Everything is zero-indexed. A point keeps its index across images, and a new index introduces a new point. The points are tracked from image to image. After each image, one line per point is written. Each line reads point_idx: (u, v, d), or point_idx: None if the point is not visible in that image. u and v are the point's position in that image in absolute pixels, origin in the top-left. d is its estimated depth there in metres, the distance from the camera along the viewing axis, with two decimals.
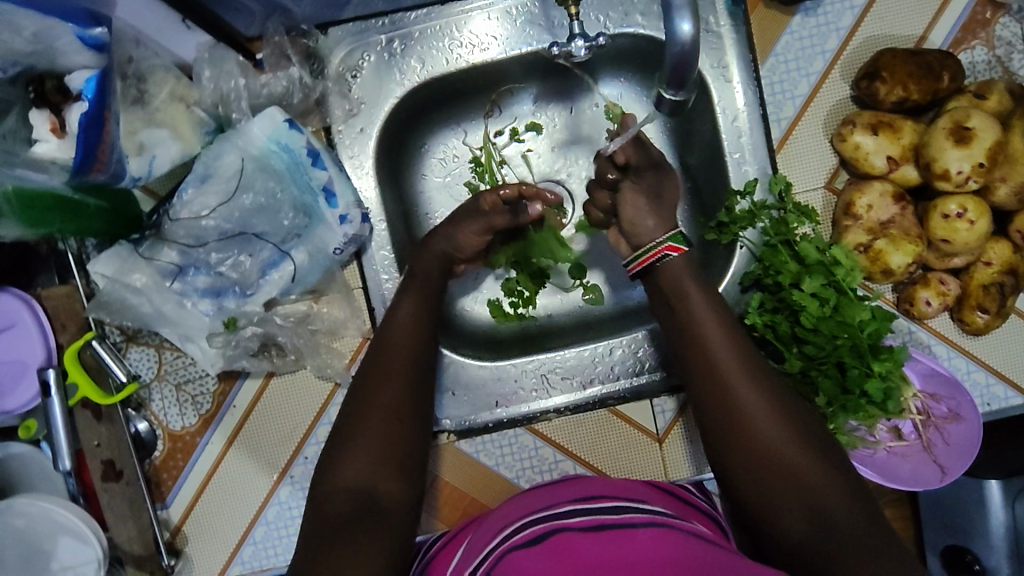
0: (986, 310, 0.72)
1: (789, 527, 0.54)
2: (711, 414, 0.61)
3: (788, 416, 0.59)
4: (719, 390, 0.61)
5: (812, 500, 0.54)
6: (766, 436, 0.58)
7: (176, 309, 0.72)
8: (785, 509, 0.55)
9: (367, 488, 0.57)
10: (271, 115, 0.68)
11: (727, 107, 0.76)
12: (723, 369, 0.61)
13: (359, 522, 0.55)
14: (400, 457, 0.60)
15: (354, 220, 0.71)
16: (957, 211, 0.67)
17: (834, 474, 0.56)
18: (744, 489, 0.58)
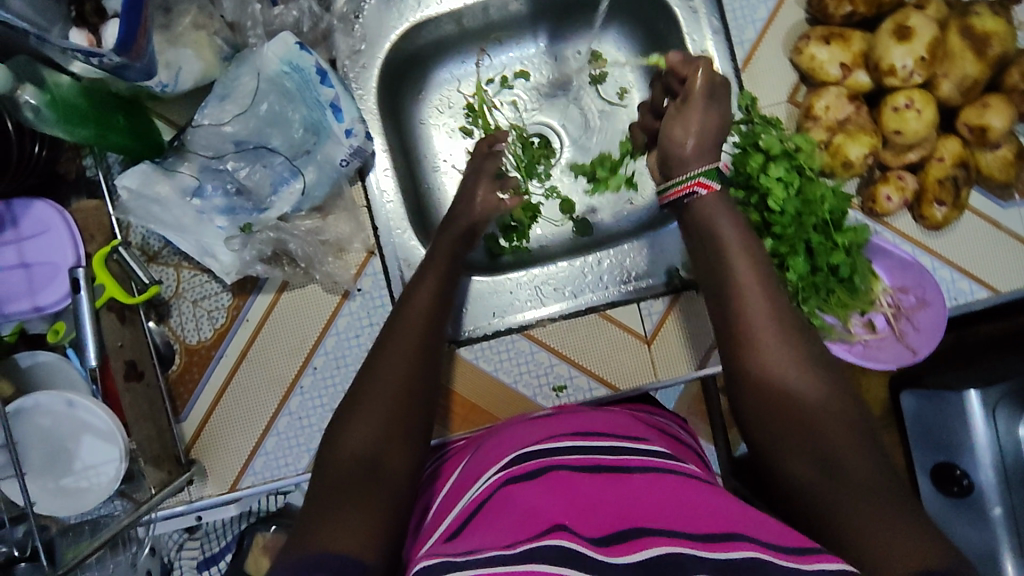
0: (942, 202, 0.78)
1: (794, 466, 0.52)
2: (727, 354, 0.58)
3: (802, 354, 0.56)
4: (736, 332, 0.58)
5: (821, 441, 0.52)
6: (780, 377, 0.55)
7: (194, 220, 0.79)
8: (794, 453, 0.53)
9: (372, 451, 0.55)
10: (283, 38, 0.75)
11: (694, 34, 0.84)
12: (743, 307, 0.58)
13: (360, 478, 0.53)
14: (411, 428, 0.59)
15: (359, 134, 0.78)
16: (905, 103, 0.74)
17: (846, 414, 0.53)
18: (753, 427, 0.56)
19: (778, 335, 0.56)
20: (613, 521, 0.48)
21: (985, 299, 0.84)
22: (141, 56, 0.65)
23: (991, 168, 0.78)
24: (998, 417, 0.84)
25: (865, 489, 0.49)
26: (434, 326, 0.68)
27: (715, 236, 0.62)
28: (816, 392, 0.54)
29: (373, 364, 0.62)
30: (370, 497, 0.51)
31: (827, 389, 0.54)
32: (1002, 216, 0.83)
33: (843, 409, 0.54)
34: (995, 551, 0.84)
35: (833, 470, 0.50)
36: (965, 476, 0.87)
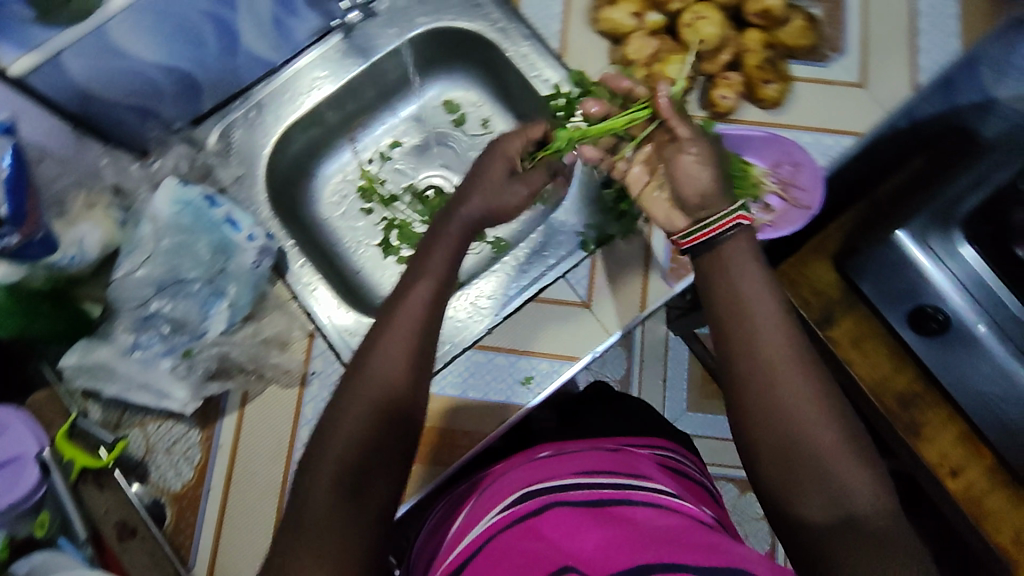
0: (769, 80, 0.88)
1: (810, 515, 0.54)
2: (745, 412, 0.58)
3: (825, 408, 0.56)
4: (759, 399, 0.57)
5: (841, 492, 0.54)
6: (807, 437, 0.55)
7: (140, 369, 0.82)
8: (809, 500, 0.55)
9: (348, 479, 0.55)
10: (167, 184, 0.84)
11: (512, 46, 0.97)
12: (767, 375, 0.57)
13: (342, 507, 0.54)
14: (392, 456, 0.57)
15: (260, 235, 0.84)
16: (694, 17, 0.87)
17: (861, 458, 0.55)
18: (771, 482, 0.56)
19: (805, 388, 0.56)
20: (621, 555, 0.56)
21: (854, 144, 0.91)
22: (38, 227, 0.74)
23: (795, 39, 0.89)
24: (940, 252, 1.01)
25: (878, 544, 0.52)
26: (430, 339, 0.61)
27: (722, 283, 0.60)
28: (834, 440, 0.55)
29: (356, 384, 0.59)
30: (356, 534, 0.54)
31: (848, 439, 0.56)
32: (829, 74, 0.93)
33: (863, 458, 0.55)
34: (1002, 368, 0.99)
35: (850, 522, 0.53)
36: (940, 312, 1.02)
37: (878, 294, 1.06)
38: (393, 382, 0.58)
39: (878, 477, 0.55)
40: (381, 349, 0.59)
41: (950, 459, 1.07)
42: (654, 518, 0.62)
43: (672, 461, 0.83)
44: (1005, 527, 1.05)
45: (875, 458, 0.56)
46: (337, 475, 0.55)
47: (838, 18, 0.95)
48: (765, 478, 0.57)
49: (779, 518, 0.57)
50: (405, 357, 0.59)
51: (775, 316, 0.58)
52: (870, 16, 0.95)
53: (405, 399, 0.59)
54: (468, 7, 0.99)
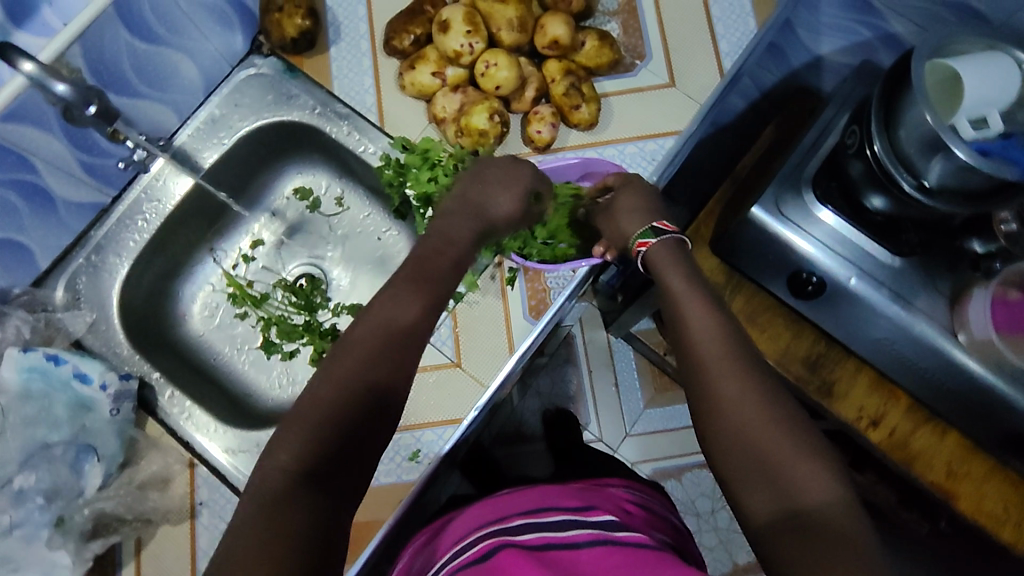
0: (576, 105, 0.90)
1: (756, 505, 0.59)
2: (700, 408, 0.64)
3: (778, 406, 0.62)
4: (710, 393, 0.63)
5: (788, 485, 0.58)
6: (756, 433, 0.60)
7: (23, 545, 0.81)
8: (754, 491, 0.59)
9: (306, 458, 0.56)
10: (9, 356, 0.84)
11: (334, 129, 0.98)
12: (712, 374, 0.64)
13: (313, 483, 0.55)
14: (368, 436, 0.60)
15: (113, 381, 0.85)
16: (486, 65, 0.89)
17: (818, 455, 0.59)
18: (724, 470, 0.61)
19: (742, 389, 0.62)
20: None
21: (677, 142, 0.92)
22: None
23: (591, 57, 0.92)
24: (792, 216, 1.00)
25: (824, 535, 0.55)
26: (410, 321, 0.66)
27: (664, 290, 0.71)
28: (790, 438, 0.60)
29: (338, 354, 0.63)
30: (307, 518, 0.53)
31: (797, 439, 0.60)
32: (637, 81, 0.95)
33: (819, 460, 0.59)
34: (885, 314, 0.97)
35: (796, 514, 0.56)
36: (813, 275, 1.00)
37: (757, 269, 1.08)
38: (365, 369, 0.62)
39: (832, 473, 0.58)
40: (368, 349, 0.63)
41: (867, 410, 1.07)
42: (596, 561, 0.69)
43: (635, 495, 0.89)
44: (936, 460, 1.05)
45: (834, 459, 0.60)
46: (294, 463, 0.56)
47: (634, 25, 0.97)
48: (721, 469, 0.62)
49: (733, 506, 0.61)
50: (379, 348, 0.63)
51: (715, 330, 0.66)
52: (664, 14, 0.97)
53: (384, 377, 0.62)
54: (284, 101, 1.00)
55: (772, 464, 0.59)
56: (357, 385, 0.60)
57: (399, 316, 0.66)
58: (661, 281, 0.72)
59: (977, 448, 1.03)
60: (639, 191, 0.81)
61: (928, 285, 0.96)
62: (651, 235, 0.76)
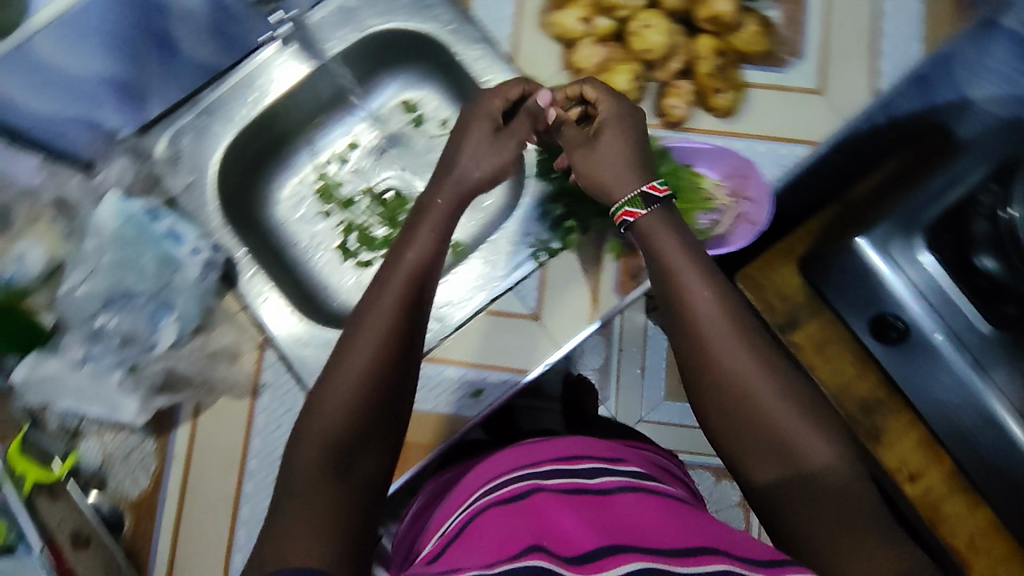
0: (720, 89, 0.86)
1: (761, 472, 0.60)
2: (699, 386, 0.62)
3: (776, 377, 0.60)
4: (709, 375, 0.61)
5: (795, 456, 0.58)
6: (761, 410, 0.59)
7: (91, 381, 0.84)
8: (759, 461, 0.60)
9: (339, 440, 0.58)
10: (109, 198, 0.85)
11: (463, 51, 0.95)
12: (711, 348, 0.61)
13: (342, 470, 0.58)
14: (391, 420, 0.62)
15: (206, 248, 0.86)
16: (642, 25, 0.84)
17: (820, 421, 0.60)
18: (727, 443, 0.62)
19: (755, 364, 0.60)
20: (592, 537, 0.59)
21: (809, 153, 0.89)
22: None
23: (747, 43, 0.86)
24: (900, 255, 1.01)
25: (835, 501, 0.56)
26: (423, 298, 0.65)
27: (653, 254, 0.66)
28: (791, 410, 0.59)
29: (353, 343, 0.62)
30: (342, 494, 0.58)
31: (798, 406, 0.59)
32: (785, 79, 0.90)
33: (818, 426, 0.59)
34: (960, 373, 1.00)
35: (807, 483, 0.57)
36: (900, 319, 1.01)
37: (842, 300, 1.05)
38: (383, 359, 0.61)
39: (830, 433, 0.59)
40: (387, 326, 0.62)
41: (908, 463, 1.06)
42: (631, 505, 0.65)
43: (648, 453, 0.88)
44: (961, 529, 1.04)
45: (832, 420, 0.61)
46: (324, 452, 0.58)
47: (797, 18, 0.92)
48: (723, 442, 0.62)
49: (736, 473, 0.63)
50: (396, 334, 0.62)
51: (712, 302, 0.62)
52: (830, 16, 0.92)
53: (402, 362, 0.62)
54: (420, 8, 0.97)
55: (781, 441, 0.59)
56: (377, 364, 0.60)
57: (414, 284, 0.65)
58: (654, 242, 0.66)
59: (1006, 528, 1.02)
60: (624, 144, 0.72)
61: (1011, 360, 0.97)
62: (639, 204, 0.67)
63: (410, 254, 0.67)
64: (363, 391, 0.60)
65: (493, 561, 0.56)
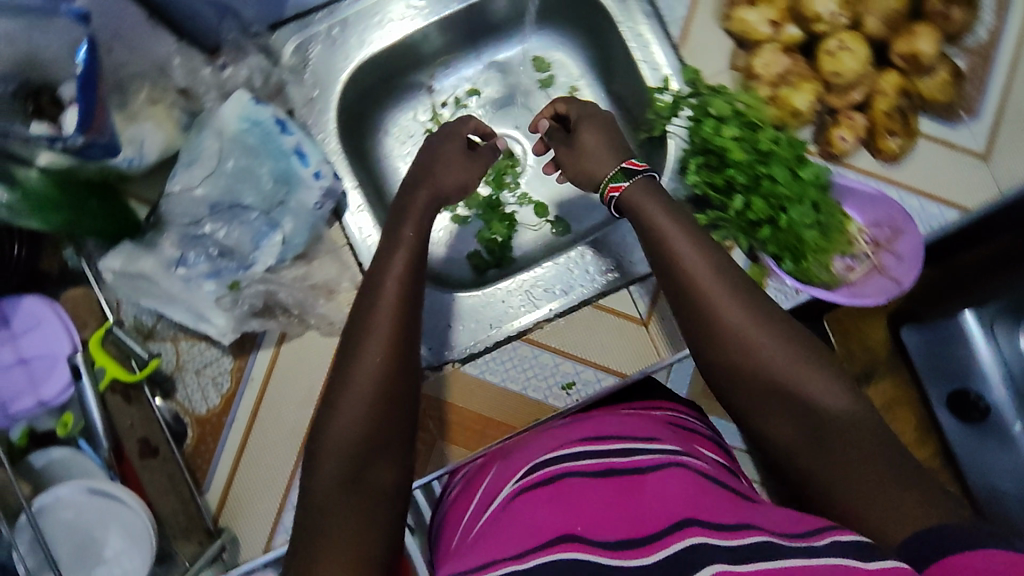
0: (894, 132, 0.81)
1: (777, 431, 0.62)
2: (701, 340, 0.65)
3: (774, 329, 0.63)
4: (708, 329, 0.64)
5: (801, 407, 0.60)
6: (762, 360, 0.62)
7: (181, 287, 0.79)
8: (773, 417, 0.62)
9: (353, 474, 0.59)
10: (238, 97, 0.78)
11: (627, 22, 0.87)
12: (710, 299, 0.64)
13: (349, 491, 0.58)
14: (395, 433, 0.62)
15: (327, 174, 0.80)
16: (838, 46, 0.77)
17: (823, 366, 0.62)
18: (735, 400, 0.64)
19: (773, 344, 0.62)
20: (620, 528, 0.52)
21: (958, 218, 0.86)
22: (102, 129, 0.67)
23: (932, 93, 0.81)
24: (999, 336, 1.00)
25: (864, 457, 0.57)
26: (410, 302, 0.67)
27: (648, 220, 0.71)
28: (791, 357, 0.61)
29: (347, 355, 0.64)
30: (363, 515, 0.57)
31: (798, 354, 0.62)
32: (954, 136, 0.86)
33: (821, 372, 0.61)
34: None
35: (818, 436, 0.59)
36: (982, 399, 1.01)
37: (929, 366, 1.03)
38: (376, 368, 0.62)
39: (834, 379, 0.61)
40: (384, 356, 0.63)
41: None
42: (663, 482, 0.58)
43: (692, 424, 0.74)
44: None
45: (847, 374, 0.62)
46: (336, 467, 0.59)
47: (981, 75, 0.87)
48: (735, 400, 0.64)
49: (755, 438, 0.64)
50: (386, 338, 0.64)
51: (702, 255, 0.67)
52: (1016, 81, 0.87)
53: (397, 372, 0.63)
54: None
55: (788, 394, 0.61)
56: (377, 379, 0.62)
57: (403, 312, 0.66)
58: (643, 207, 0.71)
59: None
60: (603, 127, 0.81)
61: None
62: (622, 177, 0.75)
63: (404, 248, 0.71)
64: (362, 402, 0.61)
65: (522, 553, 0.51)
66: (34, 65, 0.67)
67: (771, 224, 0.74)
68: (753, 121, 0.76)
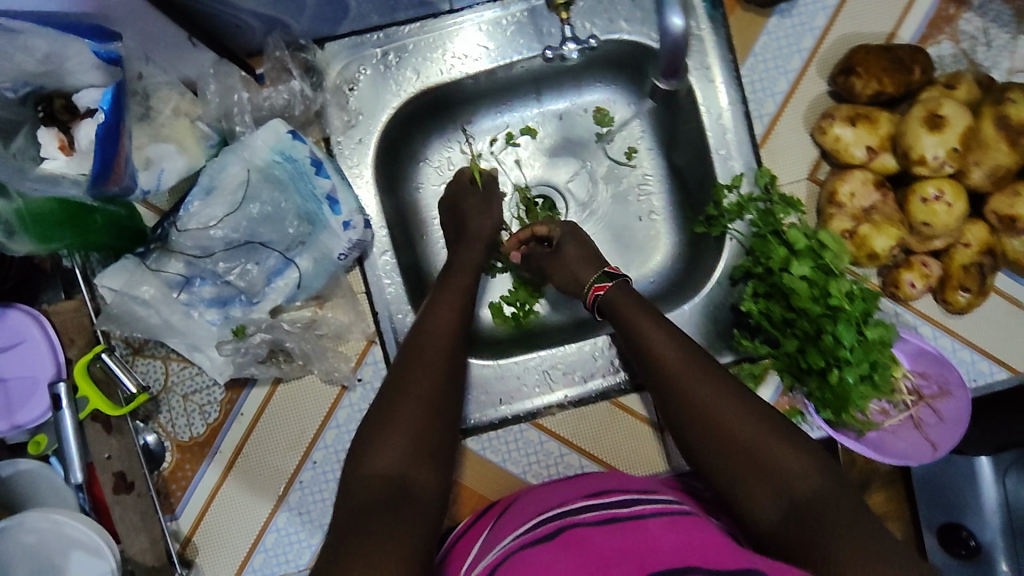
0: (967, 289, 0.75)
1: (757, 507, 0.58)
2: (672, 412, 0.65)
3: (741, 399, 0.62)
4: (678, 399, 0.64)
5: (775, 477, 0.58)
6: (730, 431, 0.60)
7: (182, 316, 0.73)
8: (751, 492, 0.58)
9: (398, 475, 0.57)
10: (275, 127, 0.70)
11: (711, 106, 0.79)
12: (668, 367, 0.66)
13: (392, 506, 0.54)
14: (438, 451, 0.60)
15: (358, 226, 0.73)
16: (935, 195, 0.70)
17: (790, 434, 0.60)
18: (713, 477, 0.61)
19: (744, 412, 0.61)
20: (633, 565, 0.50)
21: (1008, 380, 0.82)
22: (121, 180, 0.62)
23: (1019, 254, 0.75)
24: (1007, 481, 0.84)
25: (857, 525, 0.53)
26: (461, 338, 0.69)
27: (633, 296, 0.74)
28: (760, 428, 0.60)
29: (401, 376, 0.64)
30: (399, 520, 0.54)
31: (764, 427, 0.60)
32: None
33: (790, 441, 0.60)
34: None
35: (796, 505, 0.56)
36: (973, 537, 0.85)
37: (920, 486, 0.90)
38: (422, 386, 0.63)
39: (805, 451, 0.59)
40: (437, 374, 0.64)
41: None
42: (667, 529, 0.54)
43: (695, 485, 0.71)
44: None
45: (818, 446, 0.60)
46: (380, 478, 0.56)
47: None
48: (710, 476, 0.61)
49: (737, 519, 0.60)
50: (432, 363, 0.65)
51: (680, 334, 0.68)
52: None
53: (443, 395, 0.63)
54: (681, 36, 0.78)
55: (756, 462, 0.58)
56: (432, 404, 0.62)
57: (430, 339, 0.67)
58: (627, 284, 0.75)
59: None
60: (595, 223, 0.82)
61: None
62: (608, 279, 0.76)
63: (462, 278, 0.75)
64: (412, 418, 0.60)
65: None
66: (51, 76, 0.60)
67: (820, 376, 0.70)
68: (827, 265, 0.69)
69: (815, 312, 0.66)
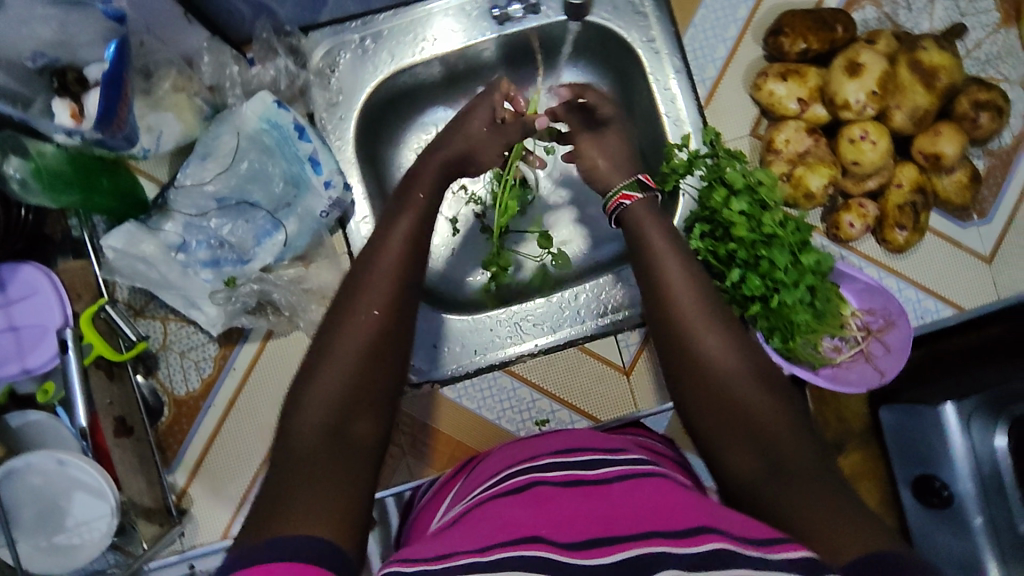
0: (904, 227, 0.81)
1: (737, 461, 0.53)
2: (669, 352, 0.60)
3: (742, 350, 0.58)
4: (675, 337, 0.59)
5: (761, 432, 0.53)
6: (725, 378, 0.56)
7: (179, 273, 0.80)
8: (732, 446, 0.54)
9: (337, 423, 0.52)
10: (261, 98, 0.79)
11: (658, 74, 0.86)
12: (673, 303, 0.60)
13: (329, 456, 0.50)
14: (379, 393, 0.55)
15: (337, 185, 0.80)
16: (861, 135, 0.78)
17: (785, 395, 0.56)
18: (699, 424, 0.57)
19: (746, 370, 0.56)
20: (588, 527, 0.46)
21: (952, 316, 0.87)
22: (124, 127, 0.70)
23: (948, 192, 0.82)
24: (972, 429, 0.79)
25: (836, 496, 0.47)
26: (410, 280, 0.61)
27: (641, 235, 0.67)
28: (758, 383, 0.56)
29: (343, 317, 0.57)
30: (338, 477, 0.49)
31: (762, 382, 0.56)
32: (962, 236, 0.87)
33: (784, 402, 0.55)
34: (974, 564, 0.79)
35: (777, 464, 0.51)
36: (945, 487, 0.81)
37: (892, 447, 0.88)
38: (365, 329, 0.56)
39: (795, 415, 0.55)
40: (381, 313, 0.57)
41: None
42: (632, 493, 0.50)
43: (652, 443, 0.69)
44: None
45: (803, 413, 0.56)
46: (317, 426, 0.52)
47: (997, 180, 0.87)
48: (696, 422, 0.57)
49: (713, 470, 0.55)
50: (379, 303, 0.58)
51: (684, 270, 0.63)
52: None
53: (388, 338, 0.57)
54: (628, 10, 0.87)
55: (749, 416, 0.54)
56: (376, 346, 0.56)
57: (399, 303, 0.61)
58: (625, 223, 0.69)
59: None
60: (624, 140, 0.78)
61: None
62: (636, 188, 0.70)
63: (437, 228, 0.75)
64: (353, 364, 0.54)
65: (485, 546, 0.44)
66: (65, 47, 0.67)
67: (763, 302, 0.76)
68: (762, 199, 0.76)
69: (749, 238, 0.73)
